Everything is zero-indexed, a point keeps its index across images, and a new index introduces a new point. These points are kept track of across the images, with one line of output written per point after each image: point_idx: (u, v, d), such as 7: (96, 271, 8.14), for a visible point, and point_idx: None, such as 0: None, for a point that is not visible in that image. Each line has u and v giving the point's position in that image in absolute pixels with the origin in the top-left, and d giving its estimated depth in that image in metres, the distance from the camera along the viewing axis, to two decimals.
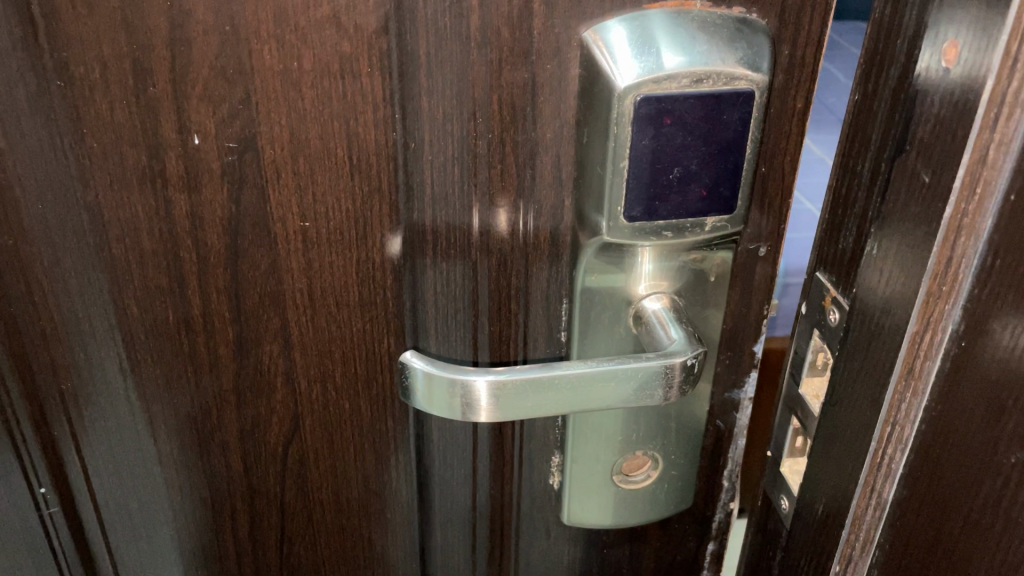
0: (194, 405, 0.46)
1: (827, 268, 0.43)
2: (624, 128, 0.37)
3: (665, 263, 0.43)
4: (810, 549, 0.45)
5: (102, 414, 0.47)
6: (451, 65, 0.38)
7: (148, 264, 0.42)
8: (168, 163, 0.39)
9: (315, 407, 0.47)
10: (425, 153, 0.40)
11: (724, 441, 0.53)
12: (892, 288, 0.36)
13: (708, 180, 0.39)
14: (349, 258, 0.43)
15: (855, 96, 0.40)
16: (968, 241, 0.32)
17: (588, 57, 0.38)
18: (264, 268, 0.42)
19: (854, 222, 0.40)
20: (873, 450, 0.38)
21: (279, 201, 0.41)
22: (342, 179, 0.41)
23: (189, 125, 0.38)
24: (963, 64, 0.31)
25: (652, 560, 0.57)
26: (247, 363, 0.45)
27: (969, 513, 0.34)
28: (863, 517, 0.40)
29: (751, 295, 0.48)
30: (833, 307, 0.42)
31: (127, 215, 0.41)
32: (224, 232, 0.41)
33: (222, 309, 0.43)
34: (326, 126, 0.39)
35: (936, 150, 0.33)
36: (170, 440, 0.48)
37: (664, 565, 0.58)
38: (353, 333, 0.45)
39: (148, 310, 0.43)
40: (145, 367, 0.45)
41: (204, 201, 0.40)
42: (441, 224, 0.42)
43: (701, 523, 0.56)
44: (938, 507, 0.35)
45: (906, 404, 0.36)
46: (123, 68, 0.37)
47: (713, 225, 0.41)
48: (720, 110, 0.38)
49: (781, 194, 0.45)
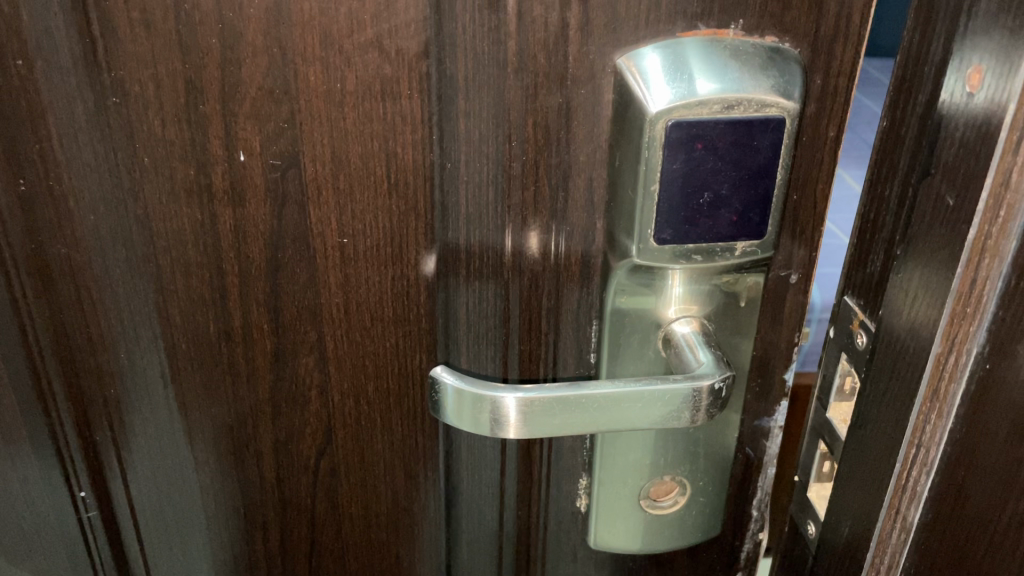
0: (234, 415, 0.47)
1: (855, 293, 0.43)
2: (656, 152, 0.38)
3: (695, 287, 0.43)
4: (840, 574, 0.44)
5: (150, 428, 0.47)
6: (487, 89, 0.39)
7: (192, 276, 0.44)
8: (215, 178, 0.41)
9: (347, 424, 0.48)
10: (461, 174, 0.41)
11: (753, 469, 0.53)
12: (915, 310, 0.37)
13: (738, 205, 0.40)
14: (385, 275, 0.44)
15: (883, 124, 0.40)
16: (992, 262, 0.33)
17: (621, 84, 0.39)
18: (303, 282, 0.44)
19: (880, 247, 0.41)
20: (897, 474, 0.39)
21: (320, 217, 0.42)
22: (379, 198, 0.42)
23: (236, 142, 0.40)
24: (986, 88, 0.32)
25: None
26: (283, 375, 0.46)
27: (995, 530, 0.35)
28: (888, 540, 0.40)
29: (782, 322, 0.48)
30: (860, 330, 0.42)
31: (175, 228, 0.42)
32: (266, 247, 0.43)
33: (261, 321, 0.45)
34: (366, 145, 0.41)
35: (959, 173, 0.34)
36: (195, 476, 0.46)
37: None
38: (386, 349, 0.46)
39: (191, 320, 0.45)
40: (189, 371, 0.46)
41: (248, 216, 0.42)
42: (475, 244, 0.43)
43: (728, 552, 0.56)
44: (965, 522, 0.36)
45: (930, 426, 0.37)
46: (177, 86, 0.39)
47: (744, 250, 0.41)
48: (751, 136, 0.38)
49: (813, 220, 0.45)
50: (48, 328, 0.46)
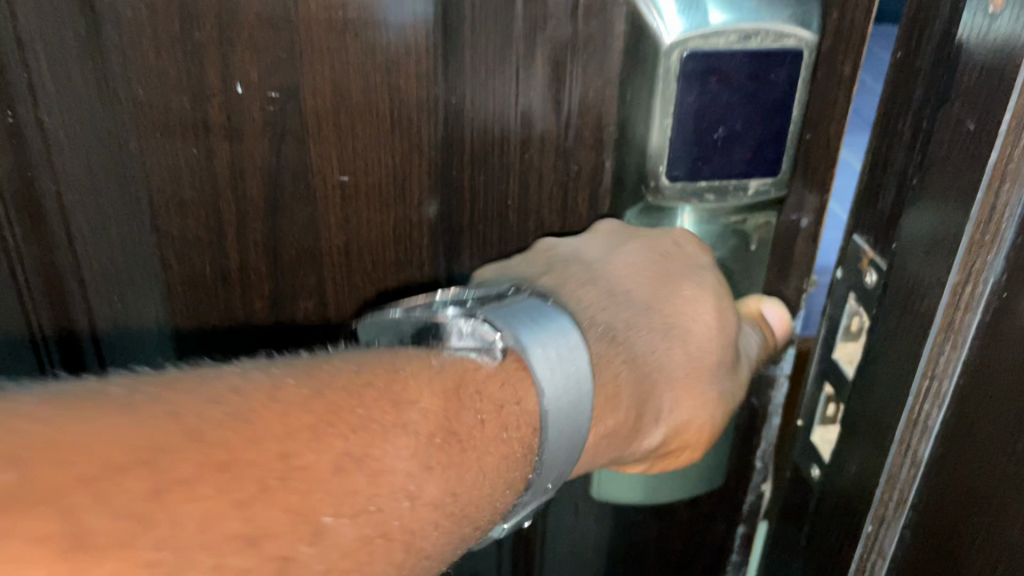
0: (628, 408, 0.34)
1: (866, 232, 0.42)
2: (670, 84, 0.37)
3: (707, 227, 0.42)
4: (846, 516, 0.43)
5: (562, 385, 0.31)
6: (495, 19, 0.38)
7: (187, 213, 0.42)
8: (211, 112, 0.39)
9: (729, 388, 0.38)
10: (467, 109, 0.40)
11: (758, 420, 0.52)
12: (932, 241, 0.36)
13: (754, 141, 0.39)
14: (387, 217, 0.43)
15: (898, 57, 0.39)
16: (1013, 187, 0.31)
17: (634, 13, 0.37)
18: (302, 223, 0.43)
19: (894, 182, 0.40)
20: (910, 406, 0.38)
21: (321, 153, 0.41)
22: (382, 134, 0.40)
23: (234, 74, 0.39)
24: (1010, 12, 0.31)
25: (679, 535, 0.56)
26: (281, 320, 0.46)
27: (1004, 464, 0.32)
28: (898, 475, 0.39)
29: (790, 270, 0.47)
30: (870, 268, 0.41)
31: (169, 163, 0.41)
32: (262, 186, 0.41)
33: (257, 261, 0.44)
34: (368, 78, 0.39)
35: (981, 95, 0.32)
36: (502, 497, 0.31)
37: (688, 540, 0.57)
38: (385, 296, 0.45)
39: (187, 261, 0.44)
40: (586, 301, 0.37)
41: (245, 152, 0.40)
42: (480, 182, 0.42)
43: (730, 505, 0.56)
44: (971, 464, 0.34)
45: (945, 356, 0.36)
46: (172, 12, 0.37)
47: (757, 189, 0.40)
48: (768, 69, 0.37)
49: (826, 162, 0.44)
50: (39, 269, 0.45)
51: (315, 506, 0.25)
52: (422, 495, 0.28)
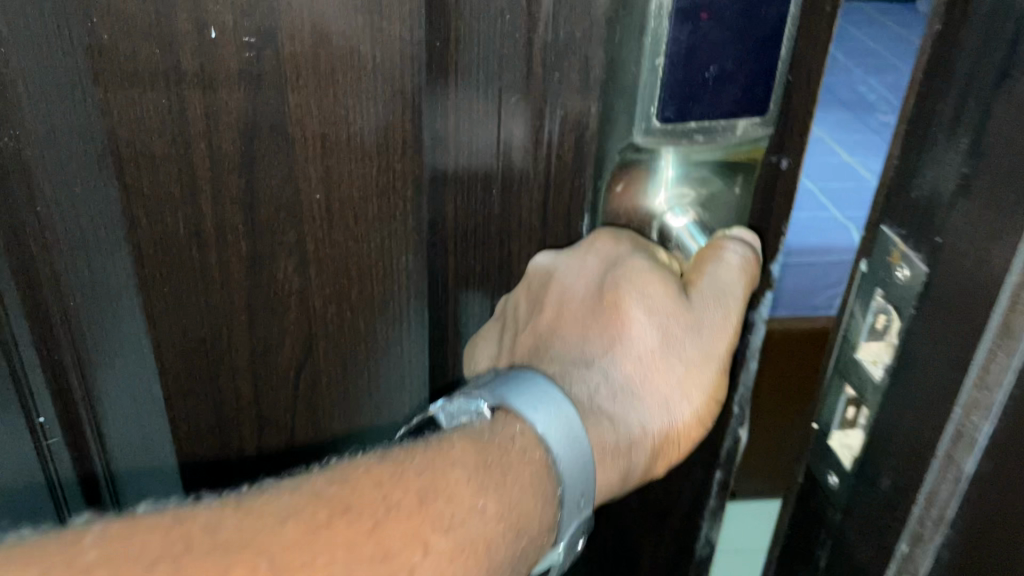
0: (617, 441, 0.38)
1: (896, 220, 0.34)
2: (662, 21, 0.36)
3: (682, 174, 0.40)
4: (877, 521, 0.36)
5: (566, 443, 0.36)
6: None
7: (158, 167, 0.40)
8: (183, 58, 0.37)
9: (716, 372, 0.40)
10: (451, 52, 0.39)
11: (737, 364, 0.53)
12: (984, 229, 0.29)
13: (743, 81, 0.38)
14: (369, 167, 0.41)
15: None
16: None
17: None
18: (281, 176, 0.41)
19: (934, 161, 0.32)
20: (955, 423, 0.31)
21: (299, 100, 0.39)
22: (363, 78, 0.39)
23: (206, 17, 0.36)
24: None
25: (654, 489, 0.57)
26: (260, 282, 0.44)
27: None
28: (939, 496, 0.33)
29: (771, 210, 0.47)
30: (901, 263, 0.34)
31: (137, 113, 0.38)
32: (238, 137, 0.39)
33: (235, 221, 0.42)
34: (349, 20, 0.37)
35: None
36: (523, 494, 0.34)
37: (667, 498, 0.58)
38: (369, 250, 0.44)
39: (158, 220, 0.41)
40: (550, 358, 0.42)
41: (219, 102, 0.38)
42: (466, 133, 0.42)
43: (709, 450, 0.56)
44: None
45: (1000, 363, 0.29)
46: None
47: (745, 129, 0.39)
48: (759, 4, 0.36)
49: (805, 100, 0.44)
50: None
51: (415, 533, 0.31)
52: (488, 511, 0.33)
